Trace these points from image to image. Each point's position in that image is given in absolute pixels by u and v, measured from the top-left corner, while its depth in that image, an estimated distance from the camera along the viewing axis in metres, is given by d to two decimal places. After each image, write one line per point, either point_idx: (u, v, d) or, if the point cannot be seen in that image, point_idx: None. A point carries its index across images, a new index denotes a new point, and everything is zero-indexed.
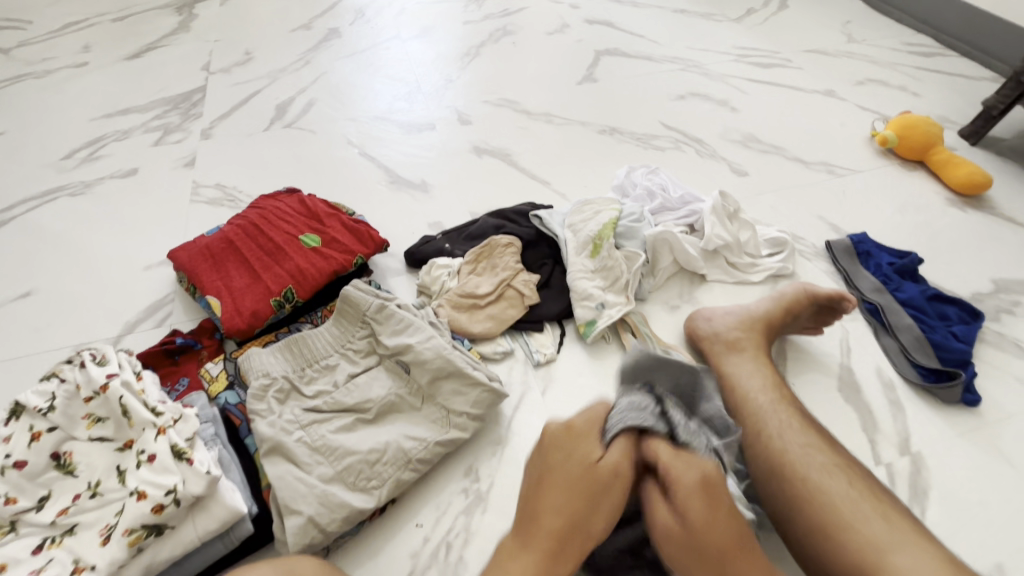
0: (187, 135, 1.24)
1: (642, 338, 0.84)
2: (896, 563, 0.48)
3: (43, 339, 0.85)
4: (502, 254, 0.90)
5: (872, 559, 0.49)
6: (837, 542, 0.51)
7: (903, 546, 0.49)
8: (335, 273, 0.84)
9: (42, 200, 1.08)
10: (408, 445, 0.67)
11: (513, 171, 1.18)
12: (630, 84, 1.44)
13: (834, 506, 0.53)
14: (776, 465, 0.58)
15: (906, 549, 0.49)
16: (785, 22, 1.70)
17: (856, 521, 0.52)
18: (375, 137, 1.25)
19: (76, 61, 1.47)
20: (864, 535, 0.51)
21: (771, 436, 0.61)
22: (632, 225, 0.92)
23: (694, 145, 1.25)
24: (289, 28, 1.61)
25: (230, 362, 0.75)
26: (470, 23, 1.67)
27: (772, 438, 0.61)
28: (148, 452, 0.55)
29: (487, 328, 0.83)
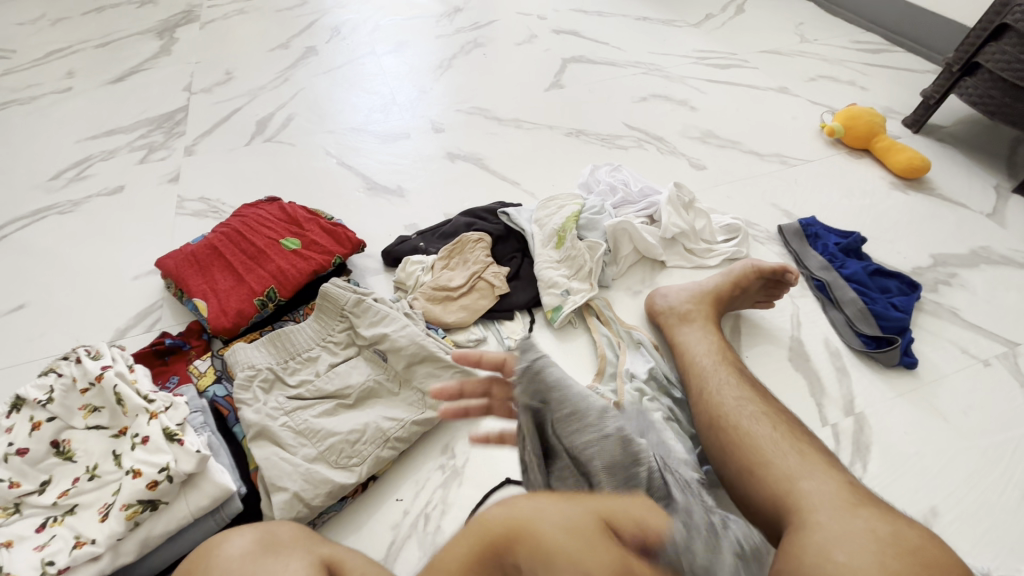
0: (171, 152, 1.29)
1: (606, 322, 0.89)
2: (803, 488, 0.56)
3: (37, 348, 0.89)
4: (473, 249, 0.96)
5: (786, 489, 0.56)
6: (759, 479, 0.59)
7: (813, 473, 0.57)
8: (314, 273, 0.89)
9: (31, 219, 1.12)
10: (386, 424, 0.72)
11: (486, 174, 1.24)
12: (595, 89, 1.52)
13: (758, 447, 0.61)
14: (715, 417, 0.66)
15: (813, 476, 0.56)
16: (741, 26, 1.79)
17: (775, 457, 0.59)
18: (353, 148, 1.31)
19: (62, 87, 1.52)
20: (782, 468, 0.58)
21: (709, 393, 0.69)
22: (593, 217, 0.99)
23: (655, 143, 1.32)
24: (268, 48, 1.68)
25: (217, 358, 0.80)
26: (443, 37, 1.75)
27: (715, 395, 0.69)
28: (142, 435, 0.59)
29: (460, 318, 0.89)
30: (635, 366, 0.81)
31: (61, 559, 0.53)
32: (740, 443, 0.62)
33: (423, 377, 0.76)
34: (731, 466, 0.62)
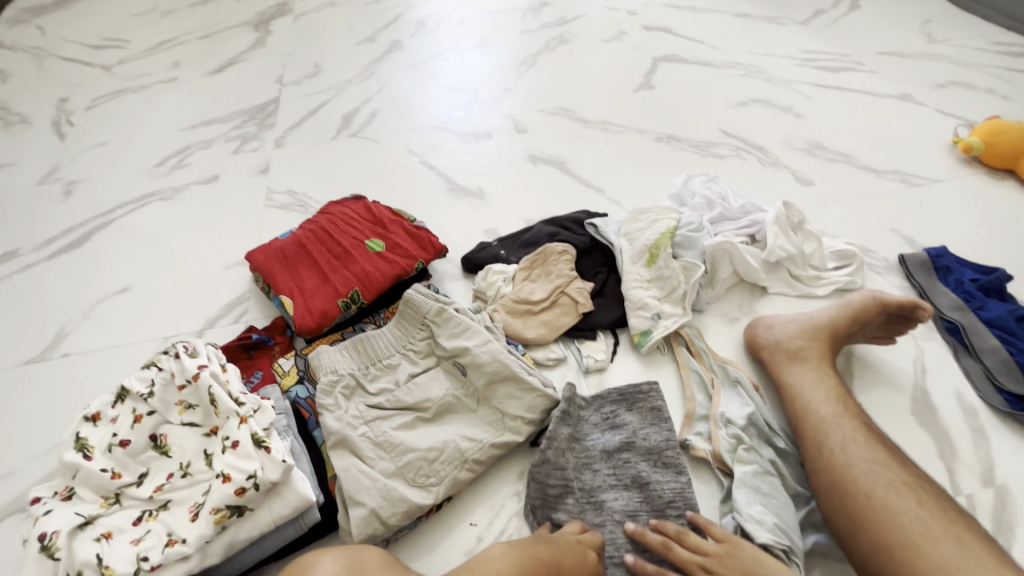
0: (262, 143, 1.33)
1: (697, 353, 0.83)
2: (935, 555, 0.54)
3: (137, 331, 0.93)
4: (557, 261, 0.91)
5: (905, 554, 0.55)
6: (901, 561, 0.55)
7: (976, 572, 0.52)
8: (397, 277, 0.88)
9: (137, 203, 1.19)
10: (465, 445, 0.69)
11: (568, 179, 1.19)
12: (689, 91, 1.43)
13: (893, 513, 0.57)
14: (813, 428, 0.68)
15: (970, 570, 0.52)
16: (855, 24, 1.62)
17: (926, 541, 0.55)
18: (435, 146, 1.30)
19: (168, 77, 1.61)
20: (936, 555, 0.54)
21: (836, 450, 0.64)
22: (691, 235, 0.90)
23: (755, 153, 1.22)
24: (355, 41, 1.70)
25: (301, 358, 0.80)
26: (527, 32, 1.70)
27: (838, 449, 0.64)
28: (232, 439, 0.60)
29: (541, 334, 0.84)
30: (729, 410, 0.75)
31: (154, 555, 0.54)
32: (883, 522, 0.57)
33: (504, 397, 0.73)
34: (871, 539, 0.57)
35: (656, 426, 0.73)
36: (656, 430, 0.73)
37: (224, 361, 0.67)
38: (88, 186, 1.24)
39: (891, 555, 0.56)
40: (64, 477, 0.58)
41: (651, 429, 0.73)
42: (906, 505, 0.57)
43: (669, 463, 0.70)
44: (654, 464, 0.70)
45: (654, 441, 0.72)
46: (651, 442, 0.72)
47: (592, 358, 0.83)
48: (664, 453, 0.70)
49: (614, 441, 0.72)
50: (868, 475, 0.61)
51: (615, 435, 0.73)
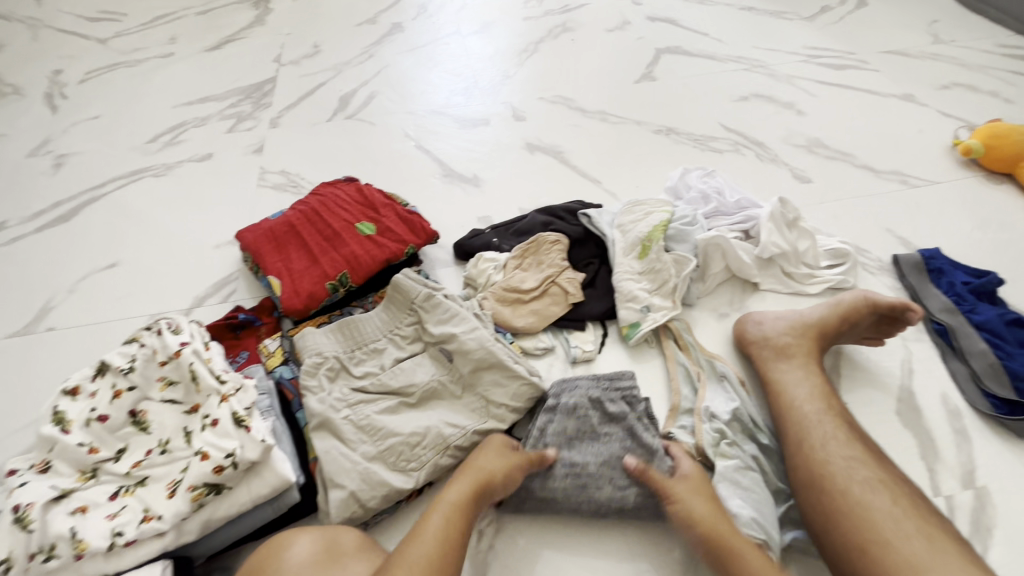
0: (258, 123, 1.31)
1: (685, 347, 0.83)
2: (904, 553, 0.53)
3: (124, 307, 0.92)
4: (549, 251, 0.90)
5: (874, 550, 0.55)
6: (871, 557, 0.54)
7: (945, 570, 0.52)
8: (387, 261, 0.87)
9: (129, 179, 1.17)
10: (448, 431, 0.69)
11: (565, 168, 1.18)
12: (691, 84, 1.41)
13: (866, 509, 0.57)
14: (794, 425, 0.67)
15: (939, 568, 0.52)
16: (862, 21, 1.60)
17: (897, 538, 0.54)
18: (432, 131, 1.28)
19: (164, 52, 1.58)
20: (906, 553, 0.53)
21: (815, 447, 0.63)
22: (684, 228, 0.90)
23: (754, 149, 1.21)
24: (355, 22, 1.68)
25: (287, 339, 0.80)
26: (530, 19, 1.68)
27: (818, 446, 0.63)
28: (212, 417, 0.59)
29: (529, 323, 0.84)
30: (715, 404, 0.74)
31: (129, 530, 0.54)
32: (857, 519, 0.57)
33: (489, 385, 0.73)
34: (842, 534, 0.57)
35: (611, 392, 0.72)
36: (613, 397, 0.72)
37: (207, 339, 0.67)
38: (79, 160, 1.22)
39: (861, 552, 0.55)
40: (41, 449, 0.57)
41: (606, 398, 0.72)
42: (880, 502, 0.57)
43: (636, 420, 0.70)
44: (624, 425, 0.70)
45: (616, 407, 0.71)
46: (611, 409, 0.71)
47: (580, 349, 0.83)
48: (630, 410, 0.71)
49: (572, 417, 0.71)
50: (845, 471, 0.60)
51: (574, 396, 0.72)
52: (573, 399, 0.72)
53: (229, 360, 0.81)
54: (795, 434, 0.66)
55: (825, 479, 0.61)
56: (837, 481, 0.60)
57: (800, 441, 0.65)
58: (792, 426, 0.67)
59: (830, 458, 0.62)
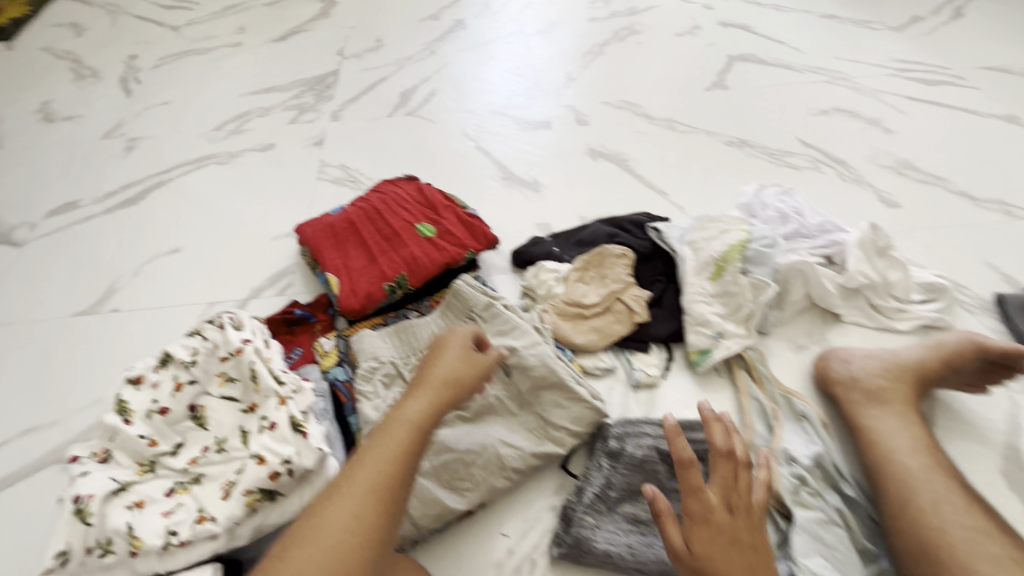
0: (319, 115, 1.31)
1: (758, 378, 0.77)
2: None
3: (183, 294, 0.93)
4: (614, 265, 0.86)
5: None
6: None
7: None
8: (445, 265, 0.84)
9: (194, 165, 1.19)
10: (504, 451, 0.66)
11: (629, 177, 1.13)
12: (765, 94, 1.33)
13: None
14: (903, 479, 0.61)
15: None
16: (957, 34, 1.48)
17: None
18: (492, 132, 1.25)
19: (233, 41, 1.61)
20: None
21: (926, 509, 0.58)
22: (764, 250, 0.83)
23: (835, 167, 1.12)
24: (418, 18, 1.67)
25: (342, 339, 0.78)
26: (595, 20, 1.63)
27: (929, 508, 0.58)
28: (270, 420, 0.57)
29: (590, 340, 0.80)
30: (793, 446, 0.69)
31: (183, 530, 0.52)
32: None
33: (549, 405, 0.69)
34: None
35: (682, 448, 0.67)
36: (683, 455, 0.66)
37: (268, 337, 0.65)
38: (148, 144, 1.25)
39: None
40: (102, 439, 0.57)
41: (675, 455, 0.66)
42: None
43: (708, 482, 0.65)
44: None
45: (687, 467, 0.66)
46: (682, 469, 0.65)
47: (643, 372, 0.78)
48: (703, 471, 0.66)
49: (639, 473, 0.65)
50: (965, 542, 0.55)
51: (642, 447, 0.67)
52: (640, 451, 0.66)
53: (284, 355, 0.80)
54: (898, 492, 0.61)
55: (940, 550, 0.55)
56: (956, 553, 0.54)
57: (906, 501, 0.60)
58: (893, 482, 0.62)
59: (945, 524, 0.56)
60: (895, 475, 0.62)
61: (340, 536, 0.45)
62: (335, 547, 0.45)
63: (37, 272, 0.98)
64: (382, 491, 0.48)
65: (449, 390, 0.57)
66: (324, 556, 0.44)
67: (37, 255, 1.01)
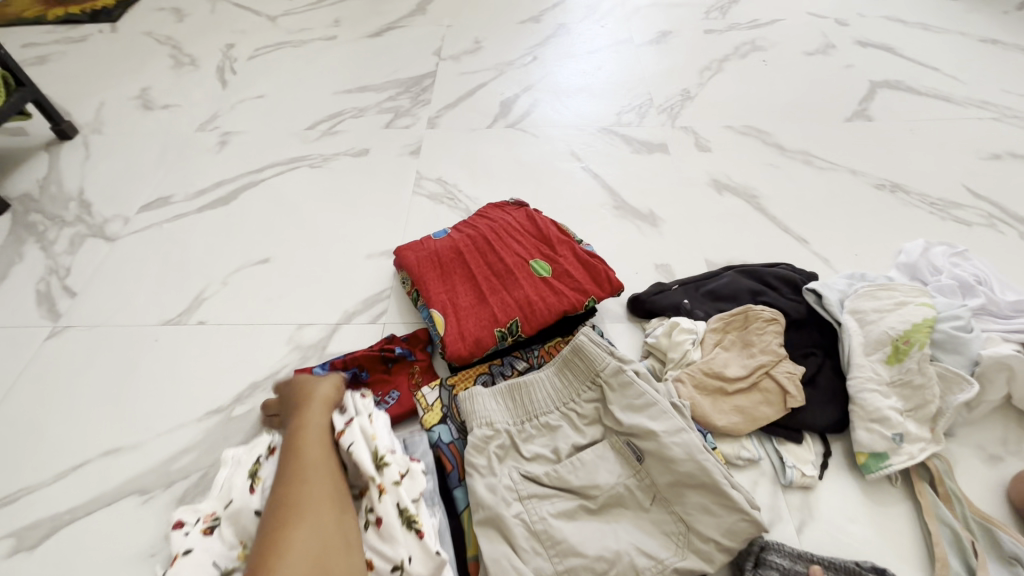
0: (415, 121, 1.24)
1: (946, 497, 0.62)
2: None
3: (272, 310, 0.87)
4: (763, 331, 0.73)
5: None
6: None
7: None
8: (564, 313, 0.74)
9: (286, 166, 1.14)
10: (641, 562, 0.55)
11: (761, 218, 0.99)
12: (918, 129, 1.16)
13: None
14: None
15: None
16: None
17: None
18: (601, 152, 1.14)
19: (328, 34, 1.56)
20: None
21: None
22: (956, 333, 0.68)
23: (1015, 226, 0.95)
24: (518, 20, 1.57)
25: (446, 391, 0.70)
26: (712, 32, 1.48)
27: None
28: (375, 514, 0.51)
29: (732, 422, 0.67)
30: None
31: None
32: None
33: (694, 508, 0.57)
34: None
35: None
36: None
37: (372, 411, 0.61)
38: (242, 140, 1.21)
39: None
40: (215, 505, 0.57)
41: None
42: None
43: None
44: None
45: None
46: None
47: (797, 470, 0.65)
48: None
49: None
50: None
51: None
52: None
53: (378, 398, 0.72)
54: None
55: None
56: None
57: None
58: None
59: None
60: None
61: (327, 500, 0.49)
62: (323, 507, 0.48)
63: (127, 271, 0.95)
64: (332, 465, 0.54)
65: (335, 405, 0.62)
66: (319, 513, 0.48)
67: (129, 252, 0.98)
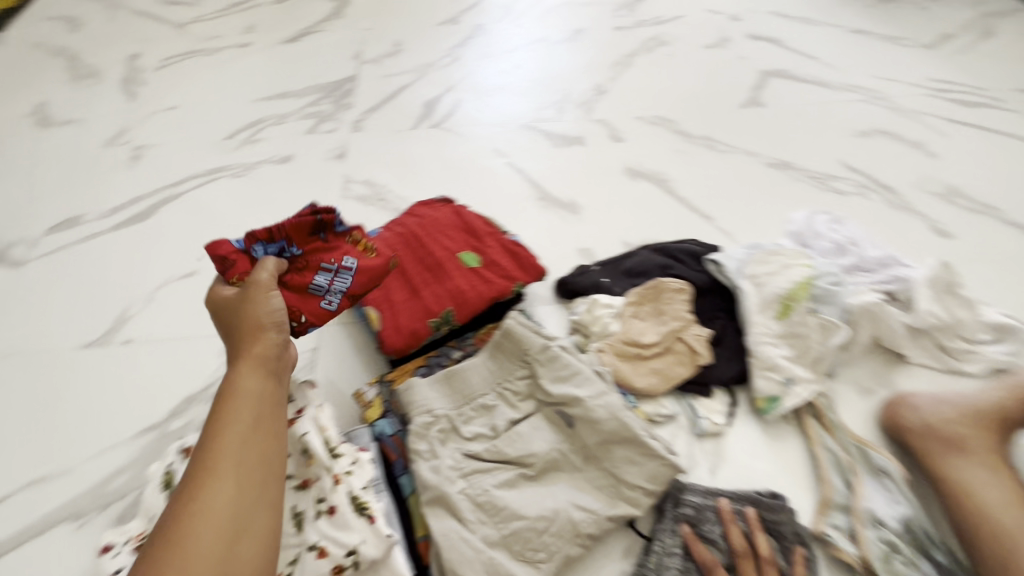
0: (339, 125, 1.24)
1: (831, 428, 0.72)
2: None
3: (201, 323, 0.86)
4: (673, 300, 0.81)
5: None
6: None
7: None
8: (493, 299, 0.78)
9: (207, 177, 1.11)
10: (578, 516, 0.60)
11: (671, 200, 1.08)
12: (802, 113, 1.29)
13: None
14: (1002, 537, 0.60)
15: None
16: (992, 53, 1.45)
17: None
18: (523, 147, 1.19)
19: (241, 41, 1.53)
20: None
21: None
22: (831, 288, 0.79)
23: (882, 193, 1.09)
24: (437, 22, 1.59)
25: (385, 386, 0.72)
26: (621, 29, 1.57)
27: None
28: (328, 503, 0.53)
29: (652, 384, 0.74)
30: (878, 506, 0.65)
31: None
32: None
33: (620, 463, 0.63)
34: None
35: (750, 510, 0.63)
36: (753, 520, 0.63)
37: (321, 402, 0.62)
38: (156, 153, 1.17)
39: None
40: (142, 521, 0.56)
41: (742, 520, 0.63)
42: None
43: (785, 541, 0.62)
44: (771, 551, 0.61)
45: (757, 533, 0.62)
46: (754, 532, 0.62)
47: (709, 420, 0.73)
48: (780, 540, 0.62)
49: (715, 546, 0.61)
50: None
51: (719, 522, 0.62)
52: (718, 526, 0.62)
53: (333, 266, 0.67)
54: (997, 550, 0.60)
55: None
56: None
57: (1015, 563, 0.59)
58: (994, 540, 0.61)
59: None
60: (993, 535, 0.61)
61: (242, 493, 0.49)
62: (235, 506, 0.48)
63: (40, 296, 0.90)
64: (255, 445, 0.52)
65: (272, 370, 0.57)
66: (230, 509, 0.48)
67: (40, 277, 0.93)
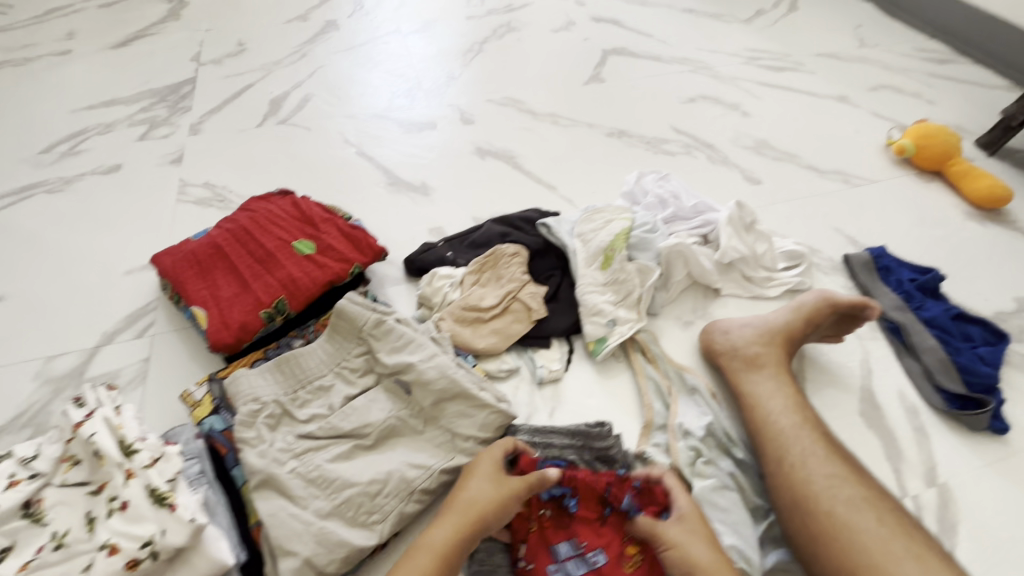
0: (175, 129, 1.17)
1: (653, 359, 0.80)
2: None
3: (12, 350, 0.79)
4: (508, 265, 0.85)
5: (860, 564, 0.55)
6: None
7: None
8: (329, 283, 0.78)
9: (18, 196, 1.01)
10: (412, 474, 0.63)
11: (518, 174, 1.13)
12: (638, 86, 1.40)
13: (852, 531, 0.57)
14: (771, 437, 0.67)
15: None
16: (797, 24, 1.64)
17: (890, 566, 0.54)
18: (374, 137, 1.19)
19: (60, 49, 1.39)
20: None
21: (795, 464, 0.64)
22: (646, 236, 0.87)
23: (705, 150, 1.21)
24: (284, 19, 1.55)
25: (216, 383, 0.69)
26: (473, 18, 1.61)
27: (797, 462, 0.64)
28: (120, 499, 0.52)
29: (491, 343, 0.78)
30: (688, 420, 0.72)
31: None
32: (838, 536, 0.57)
33: (451, 418, 0.67)
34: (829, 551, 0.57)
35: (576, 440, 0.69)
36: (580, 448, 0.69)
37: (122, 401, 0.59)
38: None
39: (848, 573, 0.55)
40: None
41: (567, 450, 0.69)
42: (865, 525, 0.57)
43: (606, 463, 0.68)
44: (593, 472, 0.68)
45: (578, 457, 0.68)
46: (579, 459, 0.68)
47: (546, 369, 0.78)
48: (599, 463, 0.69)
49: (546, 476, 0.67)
50: (829, 491, 0.60)
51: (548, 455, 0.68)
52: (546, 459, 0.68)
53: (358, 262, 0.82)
54: (773, 452, 0.66)
55: (805, 504, 0.61)
56: (813, 504, 0.60)
57: (782, 462, 0.65)
58: (770, 441, 0.67)
59: (809, 478, 0.62)
60: (767, 436, 0.68)
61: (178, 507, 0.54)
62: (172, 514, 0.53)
63: None
64: None
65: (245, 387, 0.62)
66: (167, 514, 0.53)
67: None
